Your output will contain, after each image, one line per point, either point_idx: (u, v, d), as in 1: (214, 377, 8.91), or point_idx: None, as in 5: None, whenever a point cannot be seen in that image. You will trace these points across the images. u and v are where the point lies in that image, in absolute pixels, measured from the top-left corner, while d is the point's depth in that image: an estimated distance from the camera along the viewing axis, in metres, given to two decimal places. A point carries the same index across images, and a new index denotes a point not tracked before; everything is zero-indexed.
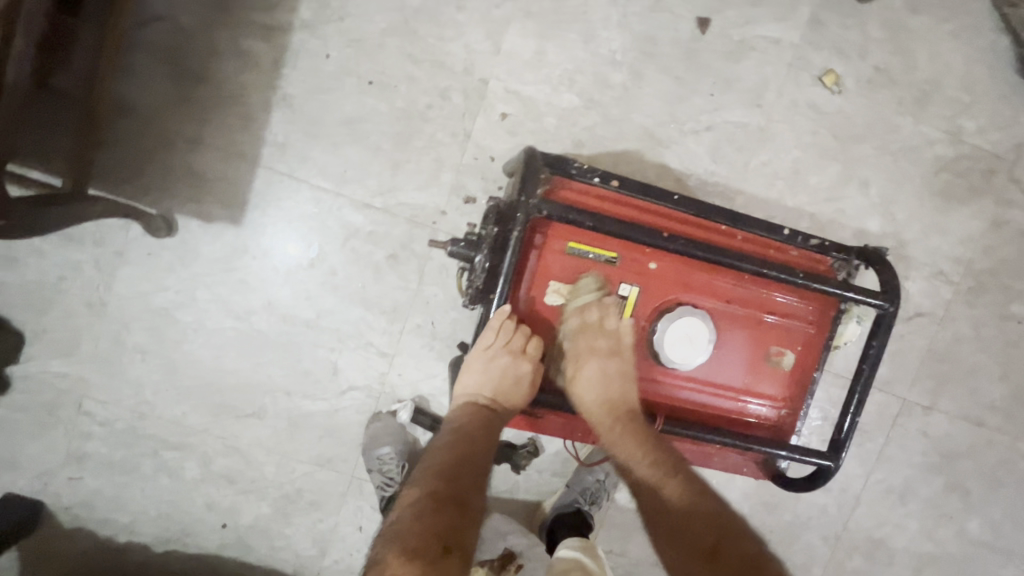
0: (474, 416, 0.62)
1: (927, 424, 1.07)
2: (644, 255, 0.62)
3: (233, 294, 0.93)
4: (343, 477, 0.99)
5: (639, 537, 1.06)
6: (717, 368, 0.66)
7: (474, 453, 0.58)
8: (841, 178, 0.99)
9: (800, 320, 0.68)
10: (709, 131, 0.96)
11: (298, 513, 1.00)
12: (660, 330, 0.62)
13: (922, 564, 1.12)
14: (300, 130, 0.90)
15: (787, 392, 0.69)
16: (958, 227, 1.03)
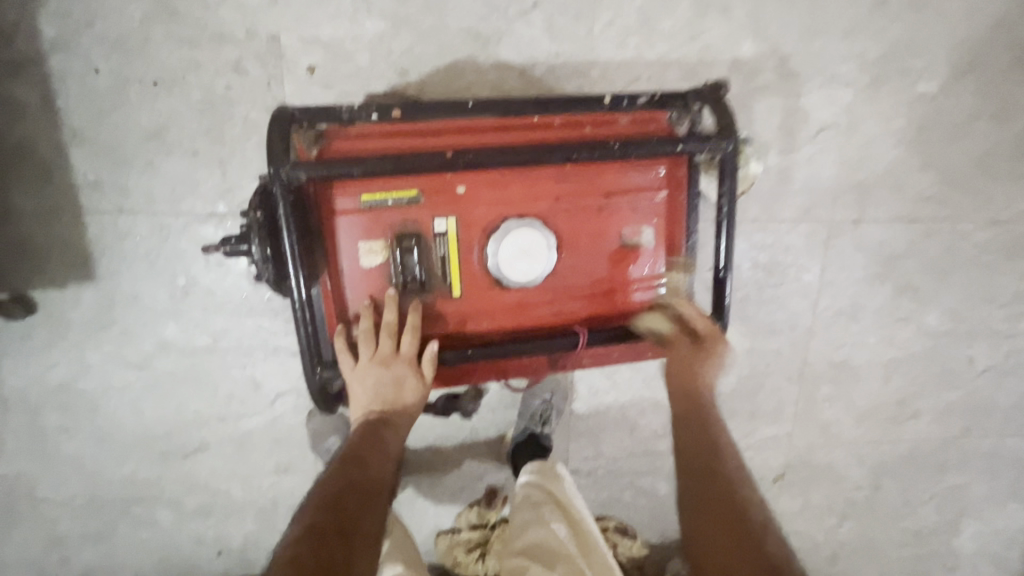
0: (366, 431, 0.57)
1: (860, 237, 1.03)
2: (446, 182, 0.56)
3: (122, 347, 0.90)
4: (309, 476, 1.01)
5: (609, 436, 1.07)
6: (572, 271, 0.61)
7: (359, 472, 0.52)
8: (697, 9, 0.89)
9: (648, 190, 0.62)
10: (538, 8, 0.85)
11: (282, 520, 1.02)
12: (492, 252, 0.58)
13: (890, 370, 1.13)
14: (107, 161, 0.83)
15: (659, 268, 0.65)
16: (839, 20, 0.93)
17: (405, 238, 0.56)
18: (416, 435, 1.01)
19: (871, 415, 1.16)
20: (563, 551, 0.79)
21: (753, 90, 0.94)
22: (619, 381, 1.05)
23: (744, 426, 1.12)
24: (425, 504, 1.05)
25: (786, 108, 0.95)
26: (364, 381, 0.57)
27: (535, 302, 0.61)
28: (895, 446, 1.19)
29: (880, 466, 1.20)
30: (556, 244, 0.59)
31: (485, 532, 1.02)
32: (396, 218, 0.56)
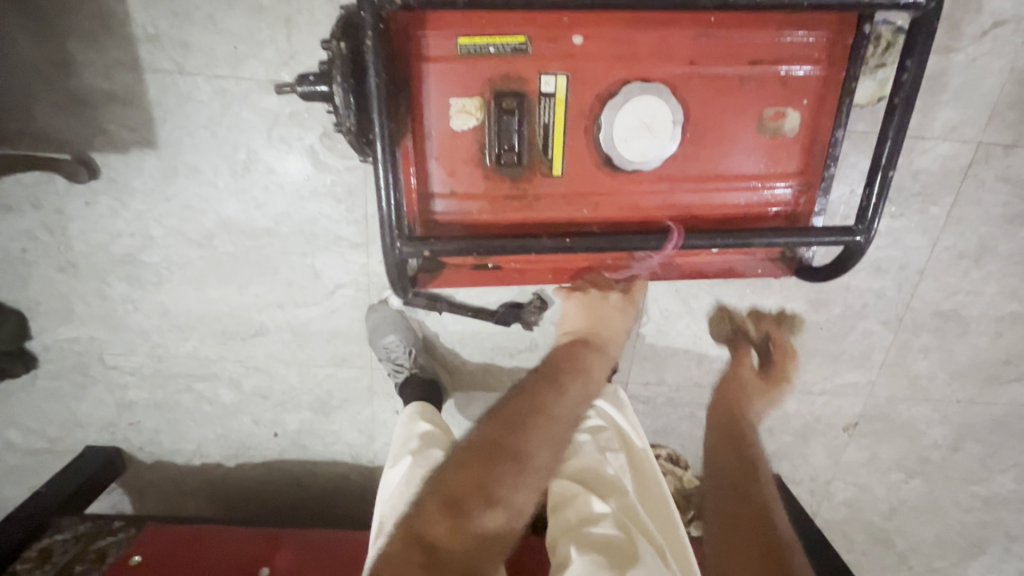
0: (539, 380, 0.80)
1: (1009, 167, 0.87)
2: (562, 28, 0.46)
3: (184, 221, 0.87)
4: (364, 371, 0.99)
5: (675, 364, 1.01)
6: (694, 157, 0.51)
7: (507, 425, 0.74)
8: None
9: (802, 60, 0.50)
10: None
11: (336, 411, 1.03)
12: (606, 122, 0.48)
13: (1004, 325, 1.00)
14: (166, 11, 0.75)
15: (795, 164, 0.54)
16: None
17: (506, 96, 0.47)
18: (474, 342, 0.96)
19: (970, 372, 1.04)
20: (617, 485, 0.75)
21: None
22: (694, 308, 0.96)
23: (824, 368, 1.03)
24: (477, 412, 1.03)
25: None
26: (597, 313, 0.83)
27: (645, 191, 0.52)
28: (988, 408, 1.09)
29: (965, 427, 1.11)
30: (682, 120, 0.49)
31: None
32: (498, 71, 0.47)
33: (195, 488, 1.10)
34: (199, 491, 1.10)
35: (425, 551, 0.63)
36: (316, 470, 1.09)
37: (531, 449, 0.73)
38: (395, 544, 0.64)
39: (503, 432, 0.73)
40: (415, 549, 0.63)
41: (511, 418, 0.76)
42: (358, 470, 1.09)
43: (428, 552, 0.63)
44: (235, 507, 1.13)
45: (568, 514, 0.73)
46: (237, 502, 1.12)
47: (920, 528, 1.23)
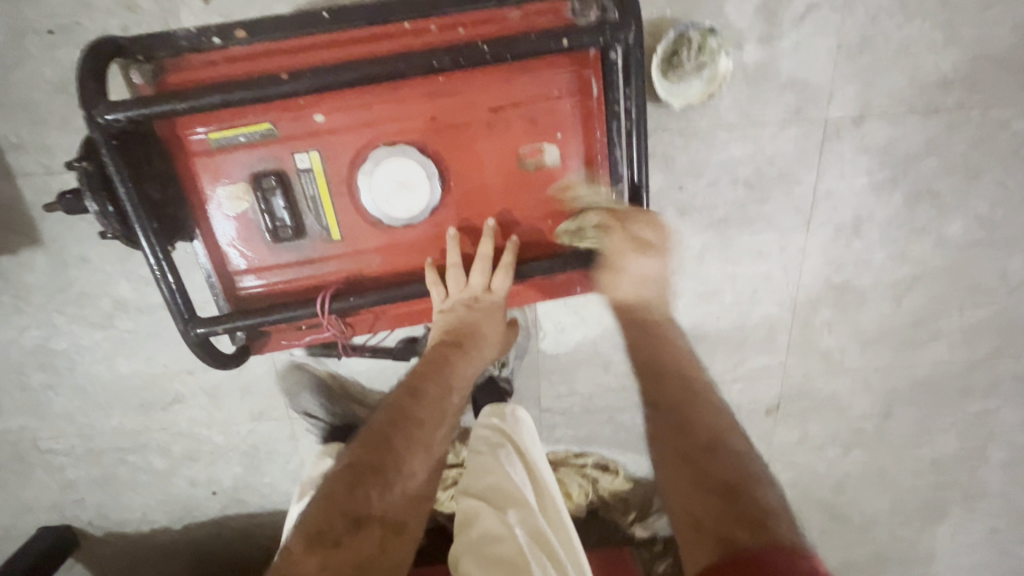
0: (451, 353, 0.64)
1: (865, 137, 0.88)
2: (302, 110, 0.50)
3: (83, 307, 0.92)
4: (283, 423, 1.03)
5: (582, 374, 1.02)
6: (464, 202, 0.55)
7: (415, 411, 0.60)
8: None
9: (546, 98, 0.53)
10: None
11: (266, 463, 1.07)
12: (364, 187, 0.52)
13: (901, 289, 1.01)
14: (24, 121, 0.80)
15: (571, 194, 0.56)
16: None
17: (266, 178, 0.51)
18: (380, 382, 1.01)
19: (880, 339, 1.05)
20: (521, 498, 0.78)
21: None
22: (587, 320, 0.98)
23: (732, 357, 1.04)
24: None
25: None
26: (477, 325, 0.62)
27: (426, 241, 0.55)
28: (909, 371, 1.09)
29: (891, 394, 1.11)
30: (439, 172, 0.53)
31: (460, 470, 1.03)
32: (254, 158, 0.51)
33: (150, 553, 1.14)
34: (154, 556, 1.15)
35: (349, 528, 0.53)
36: (261, 521, 1.13)
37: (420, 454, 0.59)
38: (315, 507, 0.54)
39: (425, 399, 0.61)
40: (326, 555, 0.51)
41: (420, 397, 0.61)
42: None
43: (356, 519, 0.53)
44: (191, 566, 1.17)
45: (471, 532, 0.75)
46: (193, 561, 1.17)
47: (873, 498, 1.22)
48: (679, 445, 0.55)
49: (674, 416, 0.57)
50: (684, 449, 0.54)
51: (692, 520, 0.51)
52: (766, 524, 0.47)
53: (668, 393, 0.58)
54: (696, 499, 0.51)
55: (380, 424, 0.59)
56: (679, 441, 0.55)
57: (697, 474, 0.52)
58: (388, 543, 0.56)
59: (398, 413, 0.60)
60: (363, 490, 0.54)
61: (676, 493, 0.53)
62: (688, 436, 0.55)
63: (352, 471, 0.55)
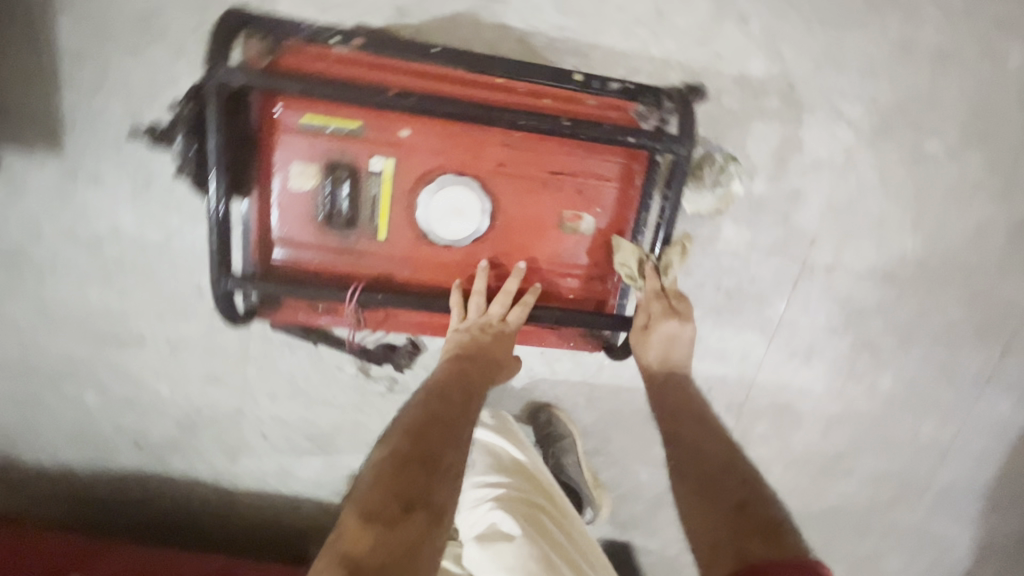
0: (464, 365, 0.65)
1: (831, 283, 1.01)
2: (392, 122, 0.56)
3: (77, 224, 0.91)
4: (236, 392, 1.02)
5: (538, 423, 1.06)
6: (502, 241, 0.61)
7: (440, 405, 0.61)
8: (714, 15, 0.85)
9: (596, 176, 0.61)
10: None
11: (202, 428, 1.04)
12: (423, 204, 0.57)
13: (830, 423, 1.12)
14: (93, 36, 0.82)
15: (594, 261, 0.64)
16: (856, 58, 0.89)
17: (339, 169, 0.56)
18: (346, 379, 1.03)
19: (803, 462, 1.15)
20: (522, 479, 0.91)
21: (754, 110, 0.90)
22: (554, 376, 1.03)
23: None
24: (343, 447, 1.08)
25: (783, 137, 0.92)
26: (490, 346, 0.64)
27: (459, 264, 0.61)
28: (820, 499, 1.19)
29: (801, 516, 1.20)
30: (491, 209, 0.59)
31: None
32: (334, 148, 0.56)
33: (41, 492, 1.07)
34: (45, 496, 1.07)
35: (401, 509, 0.51)
36: (174, 487, 1.09)
37: (454, 440, 0.59)
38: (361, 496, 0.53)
39: (447, 399, 0.62)
40: (378, 530, 0.49)
41: (445, 393, 0.62)
42: (218, 493, 1.10)
43: (405, 500, 0.52)
44: (80, 517, 1.10)
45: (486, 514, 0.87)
46: (83, 513, 1.09)
47: None
48: (695, 475, 0.63)
49: (691, 450, 0.66)
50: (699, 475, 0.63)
51: (709, 537, 0.57)
52: (781, 534, 0.55)
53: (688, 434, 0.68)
54: (711, 518, 0.59)
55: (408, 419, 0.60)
56: (696, 470, 0.64)
57: (712, 495, 0.61)
58: (439, 529, 0.52)
59: (428, 407, 0.60)
60: (408, 469, 0.54)
61: (692, 518, 0.60)
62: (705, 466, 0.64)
63: (394, 451, 0.56)
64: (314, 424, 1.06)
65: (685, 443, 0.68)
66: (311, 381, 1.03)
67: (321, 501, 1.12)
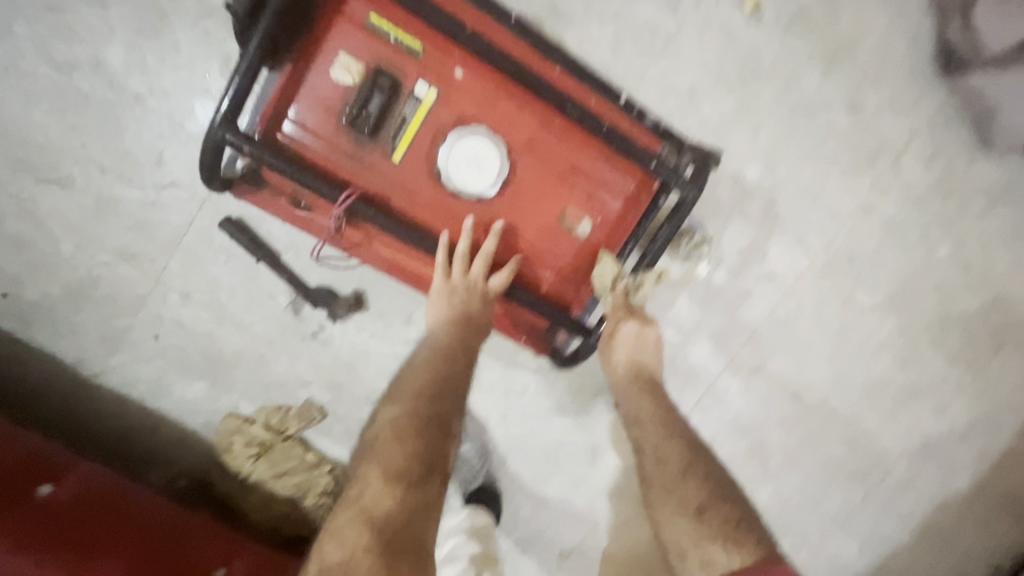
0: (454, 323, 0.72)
1: (748, 386, 1.10)
2: (450, 60, 0.59)
3: (55, 38, 0.82)
4: (146, 279, 0.93)
5: None
6: (501, 208, 0.65)
7: (439, 371, 0.71)
8: (735, 114, 0.96)
9: (607, 189, 0.65)
10: (614, 21, 0.89)
11: (90, 304, 0.93)
12: (448, 143, 0.61)
13: None
14: None
15: (573, 261, 0.68)
16: (831, 201, 1.01)
17: (386, 79, 0.58)
18: (271, 310, 0.96)
19: None
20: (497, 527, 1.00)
21: (739, 207, 1.00)
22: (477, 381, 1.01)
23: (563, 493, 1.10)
24: (235, 381, 0.99)
25: (754, 240, 1.02)
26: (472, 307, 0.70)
27: (455, 212, 0.64)
28: None
29: None
30: (504, 175, 0.63)
31: (274, 437, 1.00)
32: (389, 59, 0.59)
33: None
34: None
35: (421, 473, 0.63)
36: (27, 356, 0.95)
37: (450, 403, 0.70)
38: (382, 459, 0.64)
39: (445, 364, 0.72)
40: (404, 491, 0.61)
41: (444, 360, 0.72)
42: (74, 380, 0.97)
43: (425, 463, 0.64)
44: None
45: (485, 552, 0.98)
46: None
47: None
48: (662, 479, 0.81)
49: (664, 463, 0.81)
50: (671, 482, 0.80)
51: (681, 541, 0.77)
52: (755, 522, 0.76)
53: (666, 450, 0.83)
54: (682, 518, 0.78)
55: (418, 390, 0.70)
56: (676, 486, 0.79)
57: (696, 504, 0.78)
58: (443, 482, 0.65)
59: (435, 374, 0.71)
60: (424, 439, 0.65)
61: (676, 529, 0.78)
62: (675, 471, 0.81)
63: (413, 420, 0.66)
64: (216, 342, 0.97)
65: (667, 463, 0.81)
66: (232, 298, 0.95)
67: (184, 429, 1.01)
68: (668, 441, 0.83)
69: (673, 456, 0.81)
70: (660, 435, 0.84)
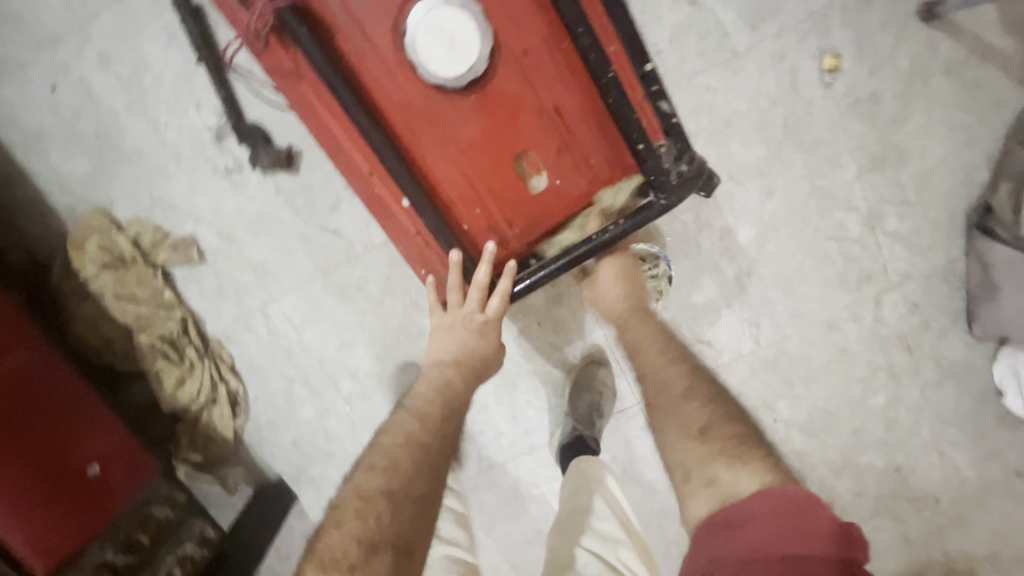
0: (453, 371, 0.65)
1: None
2: None
3: None
4: (79, 21, 0.81)
5: (323, 329, 0.95)
6: (458, 113, 0.52)
7: (431, 434, 0.63)
8: (757, 166, 0.88)
9: (583, 152, 0.54)
10: (688, 11, 0.83)
11: (10, 16, 0.82)
12: (429, 4, 0.48)
13: None
14: None
15: (511, 215, 0.56)
16: (800, 301, 0.95)
17: None
18: (189, 123, 0.84)
19: None
20: None
21: (711, 261, 0.93)
22: (372, 297, 0.94)
23: None
24: (117, 179, 0.87)
25: (711, 300, 0.95)
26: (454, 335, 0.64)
27: (404, 92, 0.51)
28: None
29: None
30: (478, 75, 0.50)
31: (135, 255, 0.88)
32: None
33: None
34: None
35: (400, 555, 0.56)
36: None
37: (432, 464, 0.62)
38: (334, 535, 0.56)
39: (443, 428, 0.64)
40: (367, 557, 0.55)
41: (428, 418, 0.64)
42: None
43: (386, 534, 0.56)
44: None
45: None
46: None
47: None
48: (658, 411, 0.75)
49: (667, 383, 0.76)
50: (710, 448, 0.66)
51: (683, 458, 0.68)
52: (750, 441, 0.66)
53: (663, 400, 0.75)
54: (682, 423, 0.71)
55: (402, 453, 0.61)
56: (697, 420, 0.70)
57: (730, 441, 0.66)
58: (401, 562, 0.57)
59: (407, 441, 0.62)
60: (386, 507, 0.57)
61: (678, 444, 0.69)
62: (677, 393, 0.74)
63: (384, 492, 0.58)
64: (117, 127, 0.84)
65: (676, 395, 0.74)
66: (154, 90, 0.83)
67: (41, 202, 0.88)
68: (696, 400, 0.72)
69: (675, 381, 0.75)
70: (681, 376, 0.76)
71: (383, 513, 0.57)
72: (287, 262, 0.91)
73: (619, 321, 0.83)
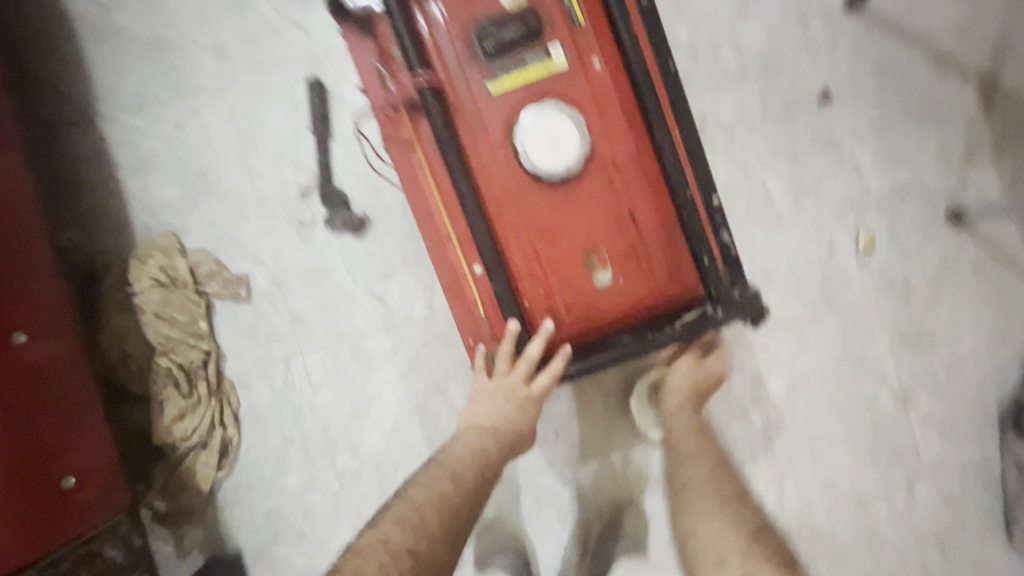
0: (486, 437, 0.66)
1: None
2: (599, 47, 0.56)
3: None
4: (213, 78, 0.92)
5: (341, 394, 0.93)
6: (546, 202, 0.57)
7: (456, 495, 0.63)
8: (793, 322, 0.92)
9: (648, 259, 0.59)
10: (743, 174, 0.91)
11: (152, 61, 0.92)
12: (544, 110, 0.55)
13: None
14: None
15: (572, 303, 0.59)
16: (831, 468, 0.91)
17: (535, 17, 0.55)
18: (282, 178, 0.92)
19: None
20: None
21: (742, 406, 0.92)
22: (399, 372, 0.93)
23: None
24: (200, 213, 0.93)
25: (737, 449, 0.92)
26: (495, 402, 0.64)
27: (503, 175, 0.57)
28: None
29: None
30: (572, 175, 0.56)
31: (188, 280, 0.90)
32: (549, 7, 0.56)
33: None
34: None
35: None
36: (68, 62, 0.92)
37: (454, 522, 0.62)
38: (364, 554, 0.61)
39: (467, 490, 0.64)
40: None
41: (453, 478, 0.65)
42: (79, 107, 0.92)
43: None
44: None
45: None
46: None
47: None
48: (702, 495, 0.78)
49: (708, 474, 0.80)
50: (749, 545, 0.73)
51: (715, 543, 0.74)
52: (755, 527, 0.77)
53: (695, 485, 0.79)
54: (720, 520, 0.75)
55: (423, 508, 0.62)
56: (742, 521, 0.75)
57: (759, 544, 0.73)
58: None
59: (432, 495, 0.63)
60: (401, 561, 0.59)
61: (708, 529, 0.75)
62: (725, 491, 0.78)
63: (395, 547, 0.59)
64: (217, 169, 0.93)
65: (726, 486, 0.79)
66: (261, 145, 0.92)
67: (120, 219, 0.92)
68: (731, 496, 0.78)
69: (705, 471, 0.80)
70: (710, 469, 0.80)
71: (404, 564, 0.59)
72: (328, 319, 0.93)
73: (674, 417, 0.83)
